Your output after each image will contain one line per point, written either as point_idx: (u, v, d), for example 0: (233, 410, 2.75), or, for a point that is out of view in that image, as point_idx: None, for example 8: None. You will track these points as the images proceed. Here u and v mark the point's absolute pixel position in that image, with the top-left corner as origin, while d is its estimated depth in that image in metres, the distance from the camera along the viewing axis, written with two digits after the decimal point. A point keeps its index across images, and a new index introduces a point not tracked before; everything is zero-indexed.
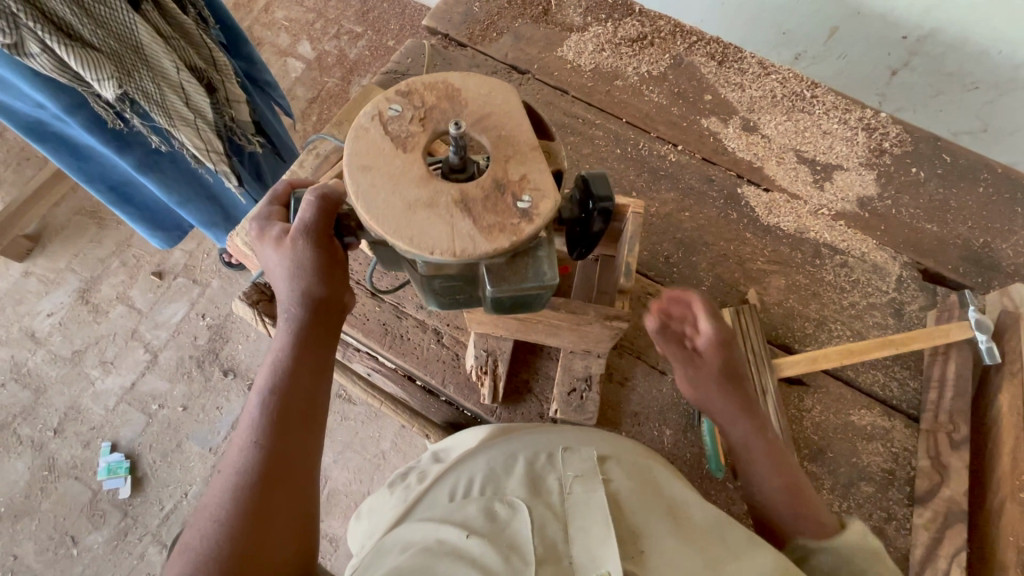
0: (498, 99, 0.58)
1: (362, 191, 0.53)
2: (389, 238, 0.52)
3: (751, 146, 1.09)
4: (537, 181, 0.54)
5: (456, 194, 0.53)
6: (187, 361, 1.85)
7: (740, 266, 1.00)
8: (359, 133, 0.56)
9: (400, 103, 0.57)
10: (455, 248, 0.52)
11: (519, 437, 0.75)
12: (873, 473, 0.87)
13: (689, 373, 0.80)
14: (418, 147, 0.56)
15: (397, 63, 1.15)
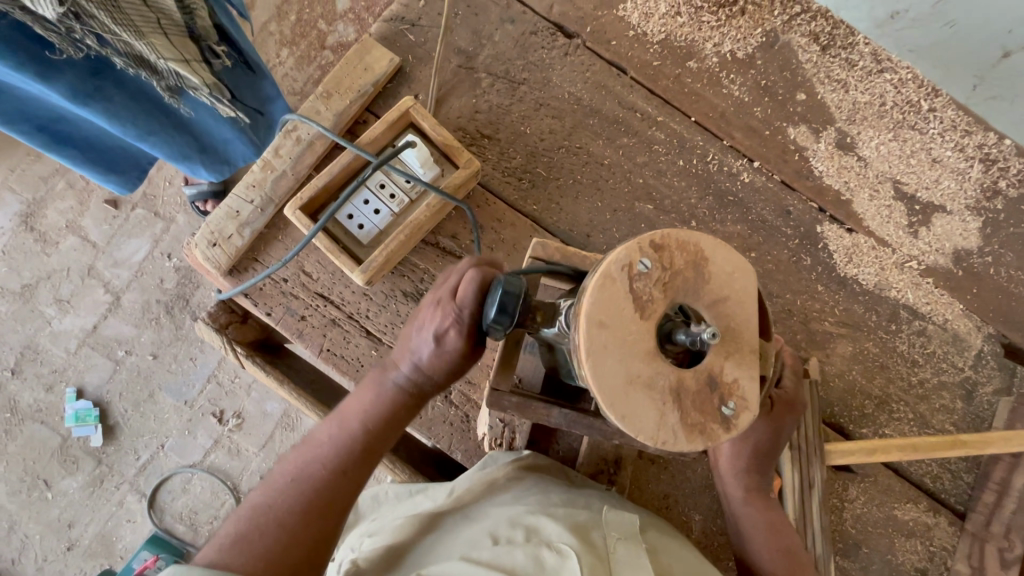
0: (740, 282, 0.45)
1: (590, 351, 0.41)
2: (600, 406, 0.41)
3: (843, 170, 0.88)
4: (749, 391, 0.43)
5: (674, 380, 0.42)
6: (154, 306, 1.67)
7: (804, 325, 0.85)
8: (603, 276, 0.42)
9: (652, 258, 0.43)
10: (659, 438, 0.41)
11: (549, 484, 0.67)
12: (905, 571, 0.81)
13: (744, 414, 0.67)
14: (655, 316, 0.43)
15: (405, 7, 0.86)
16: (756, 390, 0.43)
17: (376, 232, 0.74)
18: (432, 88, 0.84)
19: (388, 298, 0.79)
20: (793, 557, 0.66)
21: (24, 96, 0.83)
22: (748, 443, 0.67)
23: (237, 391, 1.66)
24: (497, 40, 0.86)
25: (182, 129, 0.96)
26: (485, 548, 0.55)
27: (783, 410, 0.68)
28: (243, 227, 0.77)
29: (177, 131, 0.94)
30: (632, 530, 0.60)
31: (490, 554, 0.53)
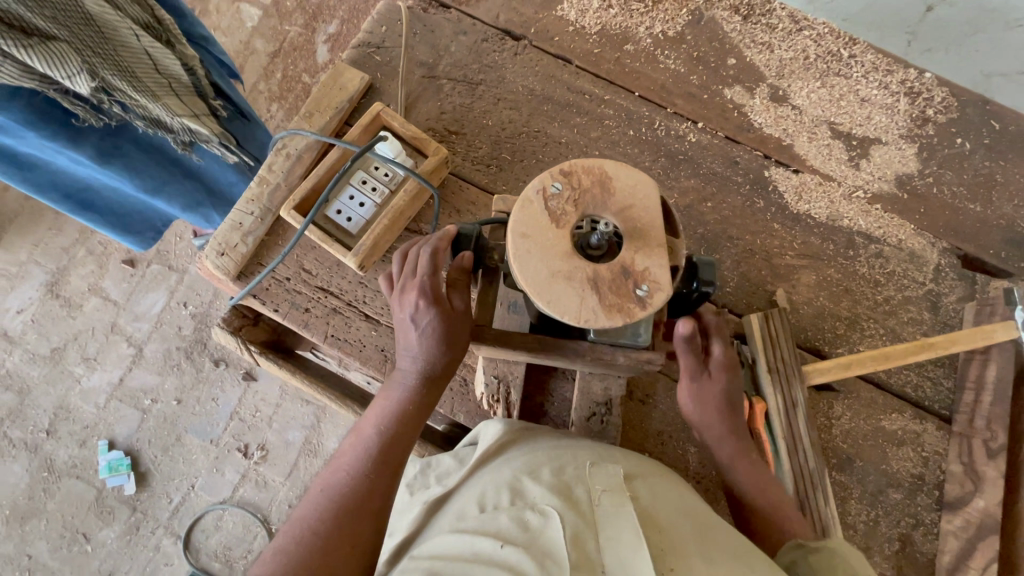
0: (642, 193, 0.56)
1: (517, 256, 0.53)
2: (530, 297, 0.52)
3: (780, 120, 0.96)
4: (660, 276, 0.53)
5: (589, 270, 0.52)
6: (175, 353, 1.77)
7: (767, 261, 0.91)
8: (524, 200, 0.55)
9: (562, 182, 0.55)
10: (581, 317, 0.52)
11: (541, 446, 0.67)
12: (902, 479, 0.84)
13: (694, 386, 0.74)
14: (569, 225, 0.54)
15: (370, 33, 0.98)
16: (663, 271, 0.52)
17: (363, 222, 0.83)
18: (401, 98, 0.95)
19: (381, 283, 0.87)
20: (783, 506, 0.71)
21: (56, 169, 0.96)
22: (711, 413, 0.74)
23: (259, 424, 1.73)
24: (454, 51, 0.98)
25: (193, 178, 1.07)
26: (472, 519, 0.56)
27: (726, 372, 0.75)
28: (247, 235, 0.87)
29: (189, 181, 1.06)
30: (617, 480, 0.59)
31: (474, 524, 0.56)
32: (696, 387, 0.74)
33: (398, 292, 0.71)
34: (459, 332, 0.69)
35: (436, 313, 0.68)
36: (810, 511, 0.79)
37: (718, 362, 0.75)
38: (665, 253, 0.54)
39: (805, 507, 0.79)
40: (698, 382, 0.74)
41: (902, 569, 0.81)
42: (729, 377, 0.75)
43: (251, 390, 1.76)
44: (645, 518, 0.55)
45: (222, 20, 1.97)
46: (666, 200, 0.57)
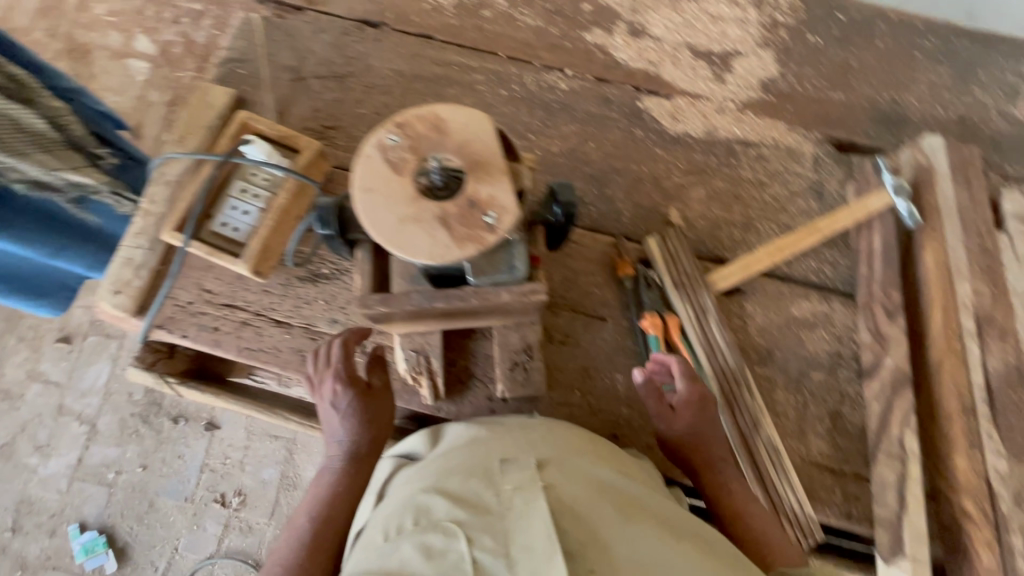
0: (478, 128, 0.57)
1: (363, 210, 0.54)
2: (383, 246, 0.53)
3: (642, 52, 1.00)
4: (505, 200, 0.55)
5: (435, 209, 0.54)
6: (130, 420, 1.73)
7: (656, 186, 0.94)
8: (364, 157, 0.56)
9: (398, 133, 0.57)
10: (435, 254, 0.53)
11: (456, 455, 0.65)
12: (821, 359, 0.88)
13: (666, 430, 0.78)
14: (410, 171, 0.55)
15: (230, 48, 0.98)
16: (506, 195, 0.54)
17: (250, 230, 0.83)
18: (272, 105, 0.95)
19: (286, 286, 0.87)
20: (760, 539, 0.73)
21: None
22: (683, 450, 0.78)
23: (232, 471, 1.70)
24: (316, 49, 0.99)
25: (91, 236, 1.04)
26: (378, 549, 0.55)
27: (694, 411, 0.76)
28: (140, 269, 0.86)
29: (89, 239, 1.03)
30: (528, 474, 0.59)
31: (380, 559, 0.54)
32: (667, 427, 0.78)
33: (316, 382, 0.79)
34: (379, 410, 0.78)
35: (356, 398, 0.77)
36: (739, 411, 0.82)
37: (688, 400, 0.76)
38: (507, 179, 0.55)
39: (734, 409, 0.82)
40: (668, 423, 0.78)
41: (837, 444, 0.85)
42: (697, 416, 0.76)
43: (216, 439, 1.72)
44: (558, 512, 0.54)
45: (113, 81, 1.93)
46: (504, 131, 0.58)
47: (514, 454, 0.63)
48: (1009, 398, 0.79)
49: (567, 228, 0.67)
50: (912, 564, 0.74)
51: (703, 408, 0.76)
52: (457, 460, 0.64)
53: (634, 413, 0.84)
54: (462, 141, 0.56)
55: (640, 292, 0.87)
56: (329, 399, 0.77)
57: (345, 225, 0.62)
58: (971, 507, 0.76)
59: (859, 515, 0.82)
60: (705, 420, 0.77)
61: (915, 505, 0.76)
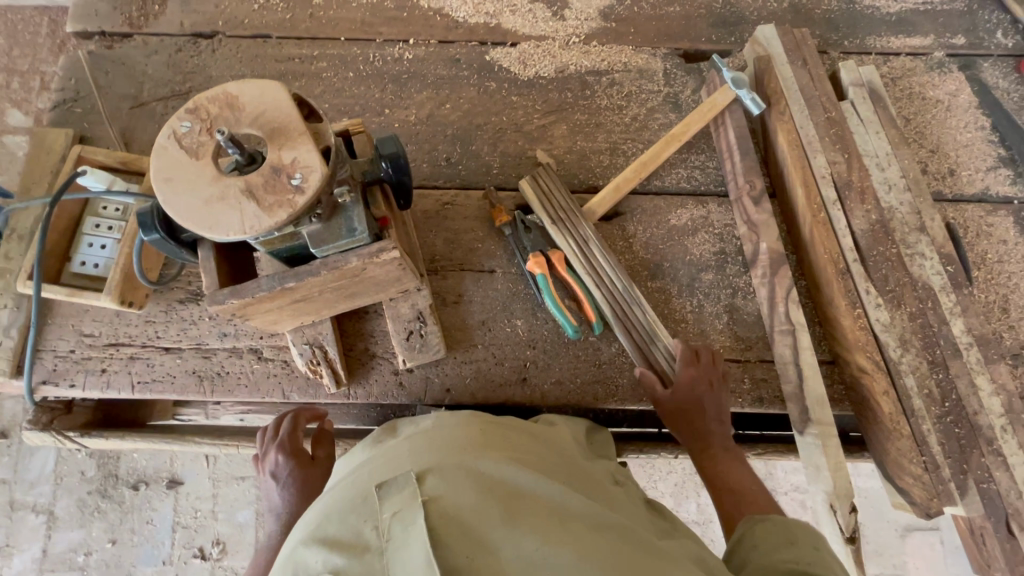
0: (271, 97, 0.57)
1: (167, 201, 0.53)
2: (194, 232, 0.52)
3: (480, 7, 1.01)
4: (309, 160, 0.54)
5: (239, 183, 0.53)
6: (88, 498, 1.66)
7: (519, 132, 0.95)
8: (158, 149, 0.55)
9: (190, 119, 0.56)
10: (248, 227, 0.52)
11: (349, 487, 0.54)
12: (709, 260, 0.90)
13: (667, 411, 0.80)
14: (209, 153, 0.54)
15: (62, 90, 0.95)
16: (307, 154, 0.54)
17: (110, 263, 0.80)
18: (117, 136, 0.93)
19: (166, 312, 0.85)
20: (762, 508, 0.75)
21: None
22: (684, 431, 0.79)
23: (204, 522, 1.66)
24: (152, 72, 0.96)
25: None
26: None
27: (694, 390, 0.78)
28: (9, 328, 0.83)
29: None
30: (409, 489, 0.47)
31: None
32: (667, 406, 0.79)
33: (261, 457, 0.78)
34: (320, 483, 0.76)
35: (298, 469, 0.75)
36: (634, 327, 0.82)
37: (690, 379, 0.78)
38: (307, 139, 0.55)
39: (628, 326, 0.83)
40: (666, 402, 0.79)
41: (739, 335, 0.87)
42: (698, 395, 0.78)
43: (181, 495, 1.67)
44: (443, 532, 0.44)
45: None
46: (301, 95, 0.58)
47: (399, 467, 0.52)
48: (879, 252, 0.82)
49: (403, 181, 0.67)
50: (820, 427, 0.76)
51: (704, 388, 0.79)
52: (347, 492, 0.53)
53: (539, 353, 0.85)
54: (256, 113, 0.56)
55: (520, 236, 0.87)
56: (270, 471, 0.76)
57: (171, 227, 0.61)
58: (865, 362, 0.78)
59: (769, 396, 0.84)
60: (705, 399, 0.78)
61: (814, 372, 0.79)
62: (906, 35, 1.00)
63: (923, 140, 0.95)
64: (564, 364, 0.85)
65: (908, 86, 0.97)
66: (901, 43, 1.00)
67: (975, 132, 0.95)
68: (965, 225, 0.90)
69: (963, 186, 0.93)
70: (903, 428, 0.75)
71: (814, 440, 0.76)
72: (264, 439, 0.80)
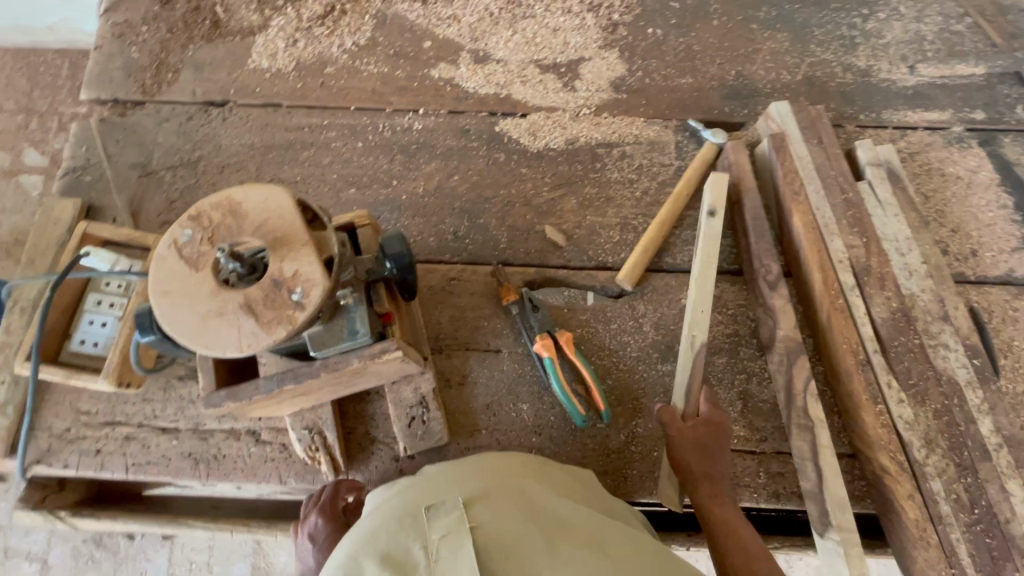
0: (273, 203, 0.55)
1: (164, 315, 0.51)
2: (190, 348, 0.51)
3: (490, 77, 1.01)
4: (310, 272, 0.53)
5: (238, 298, 0.52)
6: (83, 546, 1.63)
7: (528, 205, 0.94)
8: (158, 260, 0.53)
9: (191, 227, 0.54)
10: (244, 344, 0.51)
11: (386, 506, 0.55)
12: (721, 344, 0.87)
13: (676, 436, 0.75)
14: (207, 264, 0.53)
15: (73, 158, 0.96)
16: (307, 267, 0.52)
17: (110, 341, 0.79)
18: (123, 206, 0.93)
19: (165, 390, 0.83)
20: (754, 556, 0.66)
21: None
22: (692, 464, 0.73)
23: (199, 574, 1.61)
24: (162, 140, 0.97)
25: None
26: None
27: (705, 433, 0.75)
28: (6, 406, 0.81)
29: None
30: (455, 514, 0.48)
31: None
32: (680, 431, 0.75)
33: (300, 518, 0.75)
34: None
35: (332, 532, 0.72)
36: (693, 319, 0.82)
37: (707, 419, 0.76)
38: (309, 250, 0.53)
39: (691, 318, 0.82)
40: (682, 424, 0.75)
41: (753, 424, 0.83)
42: (711, 440, 0.75)
43: (176, 546, 1.63)
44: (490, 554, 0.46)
45: (5, 201, 1.77)
46: (304, 200, 0.56)
47: (444, 493, 0.53)
48: (901, 343, 0.79)
49: (409, 278, 0.65)
50: (841, 534, 0.72)
51: (717, 429, 0.76)
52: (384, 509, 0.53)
53: (545, 440, 0.82)
54: (260, 220, 0.54)
55: (527, 315, 0.84)
56: (308, 534, 0.73)
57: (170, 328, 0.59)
58: (887, 462, 0.74)
59: (786, 492, 0.80)
60: (714, 445, 0.75)
61: (834, 473, 0.75)
62: (923, 108, 0.98)
63: (944, 219, 0.92)
64: (571, 451, 0.82)
65: (926, 162, 0.95)
66: (918, 117, 0.98)
67: (997, 211, 0.92)
68: (989, 310, 0.87)
69: (986, 267, 0.89)
70: (931, 537, 0.71)
71: (835, 547, 0.72)
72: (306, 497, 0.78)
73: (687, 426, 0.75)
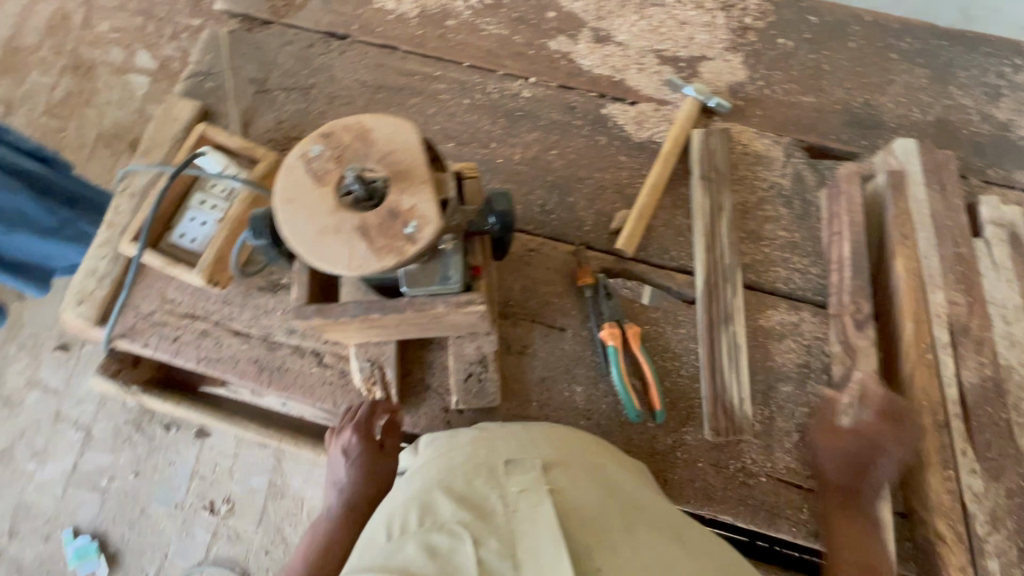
0: (401, 137, 0.57)
1: (285, 221, 0.54)
2: (303, 258, 0.53)
3: (607, 58, 0.99)
4: (426, 210, 0.54)
5: (355, 219, 0.53)
6: (124, 426, 1.75)
7: (620, 193, 0.93)
8: (287, 168, 0.56)
9: (322, 144, 0.56)
10: (354, 265, 0.53)
11: (462, 449, 0.63)
12: (790, 372, 0.85)
13: (829, 447, 0.77)
14: (331, 182, 0.55)
15: (198, 63, 1.00)
16: (425, 204, 0.53)
17: (207, 239, 0.84)
18: (237, 116, 0.97)
19: (245, 296, 0.87)
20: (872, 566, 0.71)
21: None
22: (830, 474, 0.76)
23: (221, 478, 1.71)
24: (281, 61, 1.00)
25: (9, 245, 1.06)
26: (379, 544, 0.54)
27: (848, 442, 0.76)
28: (104, 280, 0.88)
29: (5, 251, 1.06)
30: (533, 474, 0.57)
31: (381, 555, 0.52)
32: (837, 444, 0.76)
33: (336, 430, 0.81)
34: (383, 469, 0.80)
35: (366, 454, 0.78)
36: (716, 300, 0.85)
37: (854, 435, 0.76)
38: (428, 188, 0.54)
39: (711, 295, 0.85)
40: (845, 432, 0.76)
41: (806, 459, 0.81)
42: (858, 454, 0.75)
43: (205, 447, 1.73)
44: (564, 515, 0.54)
45: (111, 96, 1.88)
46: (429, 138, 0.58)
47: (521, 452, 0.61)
48: (986, 414, 0.75)
49: (505, 237, 0.66)
50: None
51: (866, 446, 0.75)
52: (463, 454, 0.62)
53: (592, 426, 0.82)
54: (386, 149, 0.56)
55: (599, 301, 0.85)
56: (341, 447, 0.79)
57: (278, 236, 0.62)
58: (945, 530, 0.71)
59: None
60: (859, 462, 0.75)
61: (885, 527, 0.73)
62: None
63: None
64: (615, 442, 0.82)
65: None
66: None
67: None
68: None
69: None
70: None
71: None
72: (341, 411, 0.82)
73: (839, 438, 0.77)
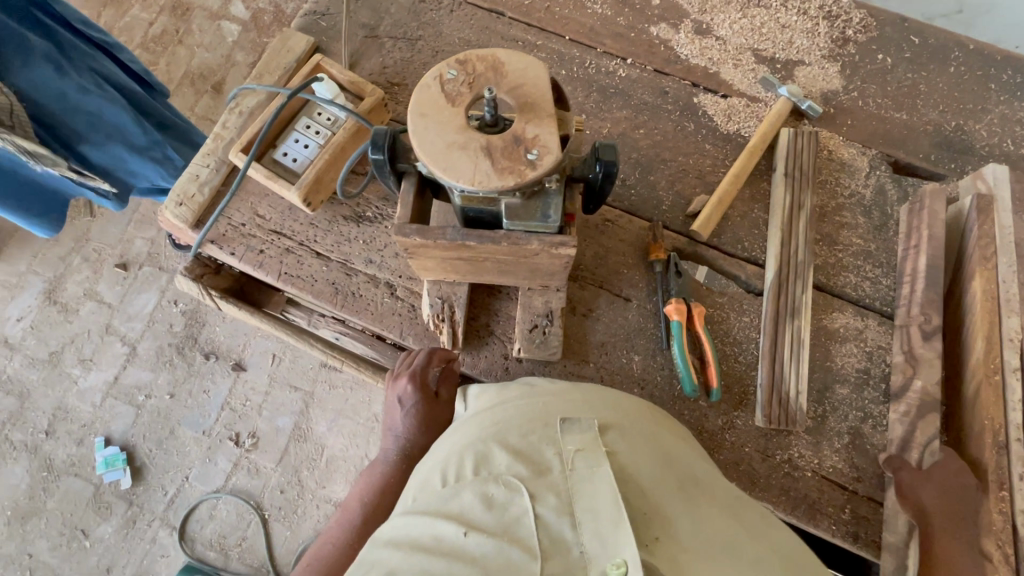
0: (532, 72, 0.60)
1: (416, 132, 0.57)
2: (429, 168, 0.56)
3: (706, 50, 1.01)
4: (550, 141, 0.57)
5: (482, 140, 0.57)
6: (167, 348, 1.81)
7: (701, 180, 0.95)
8: (422, 86, 0.59)
9: (457, 69, 0.60)
10: (476, 181, 0.56)
11: (513, 402, 0.62)
12: (848, 376, 0.85)
13: (915, 483, 0.74)
14: (463, 103, 0.58)
15: (316, 2, 1.06)
16: (549, 135, 0.56)
17: (307, 162, 0.88)
18: (345, 56, 1.02)
19: (331, 222, 0.92)
20: None
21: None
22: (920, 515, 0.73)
23: (250, 412, 1.76)
24: (393, 11, 1.05)
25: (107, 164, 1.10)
26: (434, 489, 0.55)
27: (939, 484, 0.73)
28: (203, 187, 0.93)
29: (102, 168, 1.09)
30: (589, 435, 0.56)
31: (437, 501, 0.54)
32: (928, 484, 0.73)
33: (393, 376, 0.82)
34: (435, 420, 0.79)
35: (421, 403, 0.78)
36: (785, 293, 0.86)
37: (948, 477, 0.73)
38: (553, 121, 0.57)
39: (781, 287, 0.86)
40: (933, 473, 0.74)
41: (854, 462, 0.82)
42: (951, 496, 0.72)
43: (240, 380, 1.78)
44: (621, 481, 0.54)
45: (204, 37, 1.97)
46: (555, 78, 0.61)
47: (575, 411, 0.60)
48: None
49: (604, 189, 0.68)
50: None
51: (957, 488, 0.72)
52: (514, 408, 0.61)
53: (645, 395, 0.84)
54: (518, 81, 0.59)
55: (669, 278, 0.86)
56: (397, 396, 0.80)
57: (394, 154, 0.65)
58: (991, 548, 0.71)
59: (866, 537, 0.79)
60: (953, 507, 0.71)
61: None
62: None
63: None
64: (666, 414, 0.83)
65: None
66: None
67: None
68: None
69: None
70: None
71: None
72: (399, 362, 0.83)
73: (925, 477, 0.74)
